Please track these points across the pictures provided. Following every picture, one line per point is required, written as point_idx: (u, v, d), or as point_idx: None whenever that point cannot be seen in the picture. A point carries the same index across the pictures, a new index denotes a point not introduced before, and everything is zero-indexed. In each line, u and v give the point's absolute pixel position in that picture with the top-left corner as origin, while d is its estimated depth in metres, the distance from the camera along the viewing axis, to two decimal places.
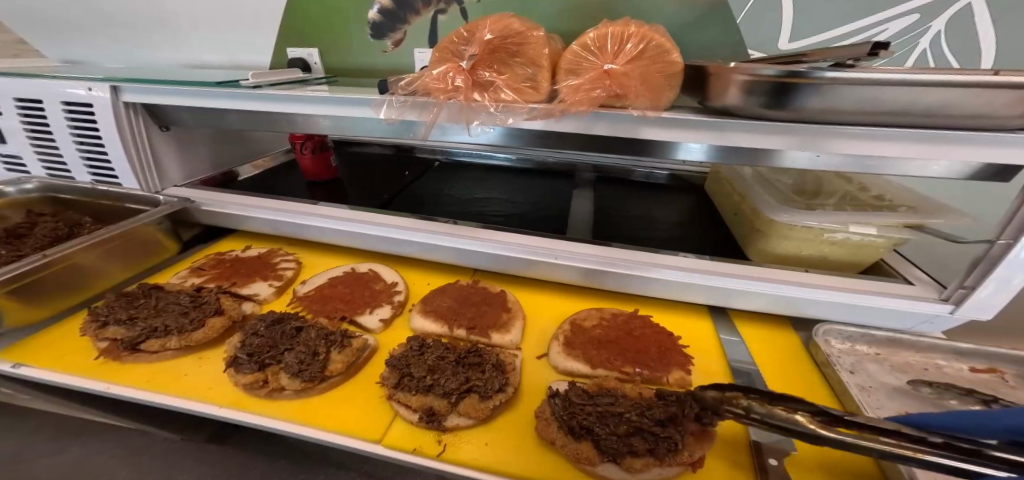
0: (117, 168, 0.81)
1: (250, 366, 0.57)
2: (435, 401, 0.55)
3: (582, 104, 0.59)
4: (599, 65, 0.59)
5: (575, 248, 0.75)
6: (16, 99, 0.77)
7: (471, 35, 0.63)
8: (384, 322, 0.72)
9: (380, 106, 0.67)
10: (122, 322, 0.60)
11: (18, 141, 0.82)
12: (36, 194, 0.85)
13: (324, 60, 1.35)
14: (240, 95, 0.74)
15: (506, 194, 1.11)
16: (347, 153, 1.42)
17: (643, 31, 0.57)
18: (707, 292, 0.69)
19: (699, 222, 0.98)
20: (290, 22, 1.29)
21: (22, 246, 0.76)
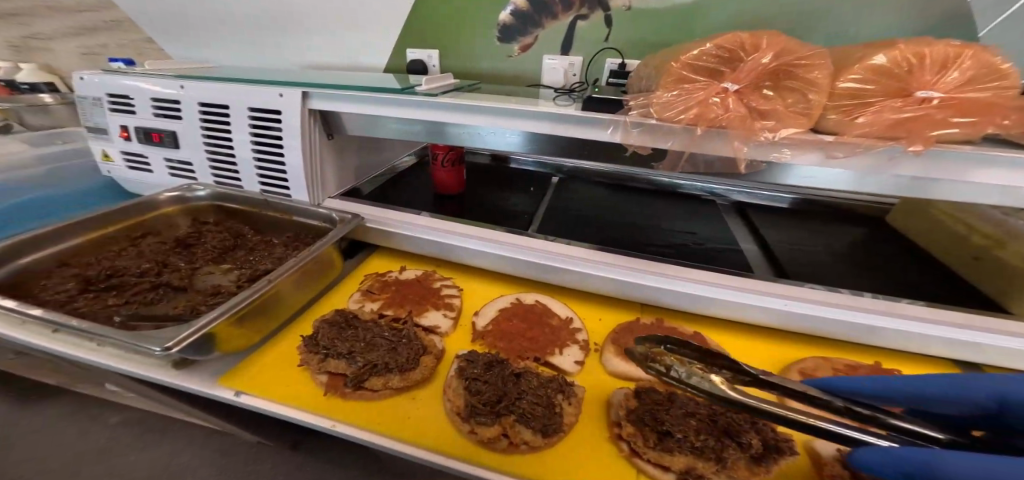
0: (290, 176, 0.81)
1: (487, 417, 0.52)
2: (700, 463, 0.48)
3: (921, 144, 0.46)
4: (912, 94, 0.46)
5: (789, 288, 0.68)
6: (203, 104, 0.80)
7: (738, 52, 0.50)
8: (580, 362, 0.66)
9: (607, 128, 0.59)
10: (341, 356, 0.58)
11: (192, 147, 0.84)
12: (205, 201, 0.86)
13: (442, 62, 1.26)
14: (425, 105, 0.72)
15: (650, 219, 1.00)
16: None
17: (970, 54, 0.44)
18: (963, 347, 0.62)
19: (885, 253, 0.85)
20: (414, 23, 1.22)
21: (195, 257, 0.79)
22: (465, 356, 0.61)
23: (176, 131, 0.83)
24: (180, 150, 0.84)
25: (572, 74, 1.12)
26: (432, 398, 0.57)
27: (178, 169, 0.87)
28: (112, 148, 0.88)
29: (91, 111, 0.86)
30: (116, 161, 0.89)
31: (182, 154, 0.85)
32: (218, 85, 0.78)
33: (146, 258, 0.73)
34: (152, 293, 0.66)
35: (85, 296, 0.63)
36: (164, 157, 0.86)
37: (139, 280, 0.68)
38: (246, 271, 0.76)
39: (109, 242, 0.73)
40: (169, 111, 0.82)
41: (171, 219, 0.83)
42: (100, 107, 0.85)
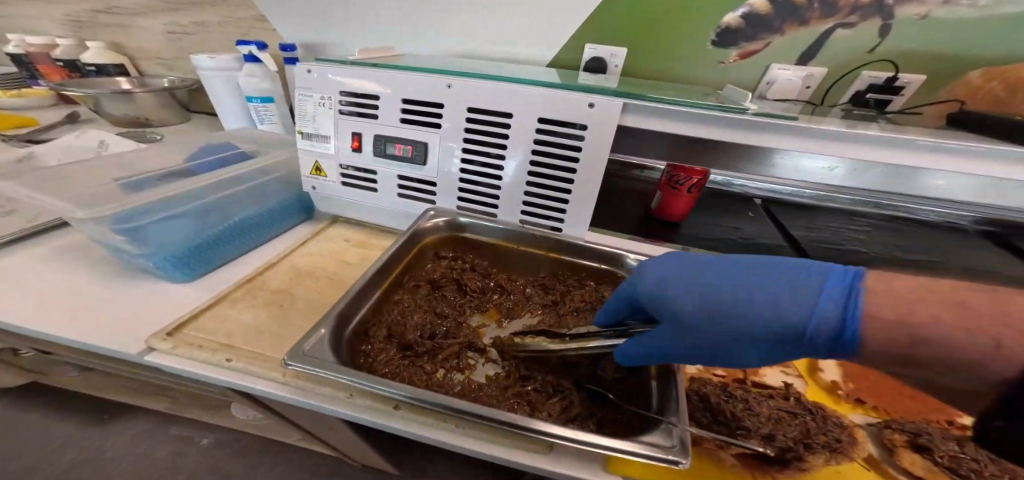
0: (571, 205, 0.66)
1: None
2: None
3: None
4: None
5: None
6: (472, 111, 0.62)
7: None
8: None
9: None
10: (760, 437, 0.50)
11: (444, 164, 0.66)
12: (442, 232, 0.70)
13: (630, 63, 1.05)
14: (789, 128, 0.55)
15: (936, 255, 0.83)
16: (625, 180, 1.12)
17: None
18: None
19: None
20: (598, 17, 1.00)
21: (458, 304, 0.66)
22: (904, 426, 0.52)
23: (428, 143, 0.65)
24: (426, 168, 0.66)
25: (806, 86, 0.96)
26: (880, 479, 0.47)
27: (412, 189, 0.70)
28: (329, 162, 0.70)
29: (316, 113, 0.67)
30: (329, 177, 0.72)
31: (428, 173, 0.67)
32: (498, 87, 0.60)
33: (426, 310, 0.62)
34: (461, 357, 0.58)
35: (418, 369, 0.54)
36: (401, 174, 0.68)
37: (452, 342, 0.58)
38: (530, 321, 0.65)
39: (393, 289, 0.61)
40: (425, 118, 0.63)
41: (420, 253, 0.68)
42: (327, 108, 0.66)
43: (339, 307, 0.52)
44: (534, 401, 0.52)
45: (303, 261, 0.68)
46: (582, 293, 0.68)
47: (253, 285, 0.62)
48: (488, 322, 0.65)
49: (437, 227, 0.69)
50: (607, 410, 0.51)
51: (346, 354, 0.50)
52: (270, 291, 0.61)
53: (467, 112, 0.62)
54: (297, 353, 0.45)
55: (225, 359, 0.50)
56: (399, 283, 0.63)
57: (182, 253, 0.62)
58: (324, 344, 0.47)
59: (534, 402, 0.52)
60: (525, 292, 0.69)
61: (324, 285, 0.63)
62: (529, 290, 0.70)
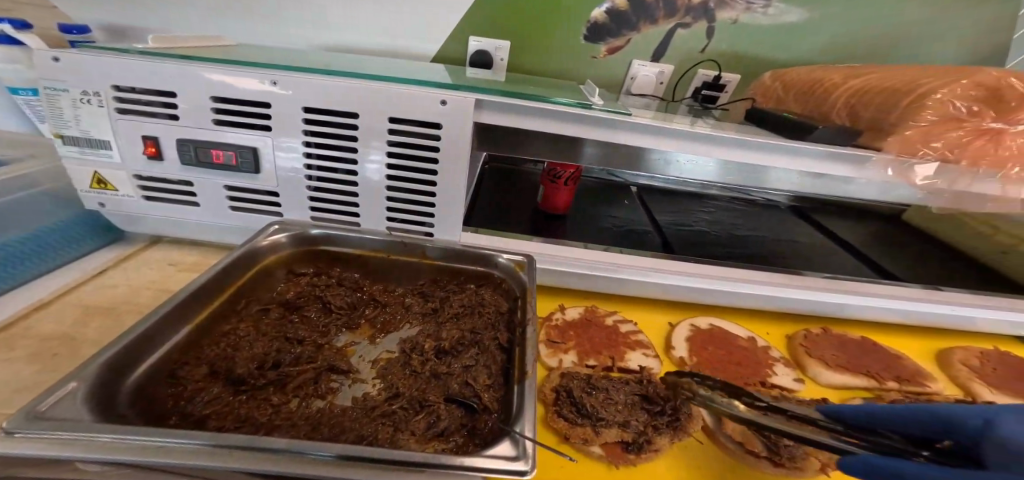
0: (436, 208, 0.63)
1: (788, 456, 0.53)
2: None
3: None
4: None
5: (964, 297, 0.75)
6: (309, 111, 0.54)
7: (999, 91, 0.54)
8: (798, 379, 0.66)
9: (862, 163, 0.56)
10: (617, 424, 0.54)
11: (286, 171, 0.58)
12: (290, 248, 0.62)
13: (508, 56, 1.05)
14: (627, 125, 0.58)
15: (760, 231, 0.96)
16: (510, 176, 1.12)
17: None
18: None
19: (924, 247, 0.96)
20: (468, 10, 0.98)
21: (314, 325, 0.58)
22: None
23: (259, 148, 0.56)
24: (261, 177, 0.58)
25: (659, 82, 1.04)
26: (710, 448, 0.56)
27: (257, 202, 0.61)
28: (117, 172, 0.57)
29: (77, 111, 0.53)
30: (120, 191, 0.58)
31: (266, 182, 0.59)
32: (333, 83, 0.53)
33: (269, 336, 0.53)
34: (320, 381, 0.51)
35: (251, 407, 0.45)
36: (231, 184, 0.59)
37: (300, 369, 0.51)
38: (406, 334, 0.61)
39: (220, 319, 0.52)
40: (252, 120, 0.54)
41: (268, 274, 0.60)
42: (93, 105, 0.52)
43: (114, 349, 0.40)
44: (398, 425, 0.48)
45: (96, 298, 0.54)
46: (456, 296, 0.65)
47: (7, 335, 0.47)
48: (358, 340, 0.59)
49: (279, 244, 0.61)
50: (473, 419, 0.50)
51: (126, 407, 0.39)
52: (39, 338, 0.47)
53: (303, 113, 0.54)
54: (26, 418, 0.33)
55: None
56: (231, 310, 0.53)
57: None
58: (80, 402, 0.36)
59: (399, 425, 0.48)
60: (403, 302, 0.64)
61: (124, 321, 0.51)
62: (409, 299, 0.65)
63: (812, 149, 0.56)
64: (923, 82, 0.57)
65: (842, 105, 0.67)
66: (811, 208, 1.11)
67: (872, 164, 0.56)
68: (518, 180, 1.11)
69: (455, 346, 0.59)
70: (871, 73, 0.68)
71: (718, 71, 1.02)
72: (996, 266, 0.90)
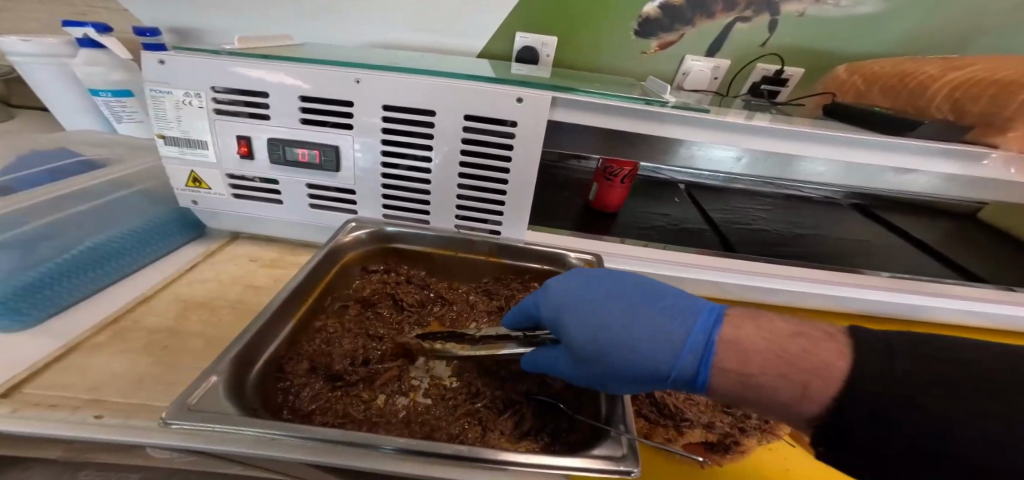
0: (507, 206, 0.63)
1: None
2: None
3: None
4: None
5: None
6: (388, 109, 0.54)
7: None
8: None
9: (965, 161, 0.54)
10: (700, 425, 0.53)
11: (364, 170, 0.58)
12: (367, 244, 0.62)
13: (557, 53, 1.04)
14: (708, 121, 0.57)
15: (821, 229, 0.93)
16: (557, 172, 1.12)
17: None
18: None
19: (999, 246, 0.91)
20: (521, 8, 0.97)
21: (391, 322, 0.58)
22: None
23: (341, 146, 0.56)
24: (342, 175, 0.59)
25: (713, 78, 1.02)
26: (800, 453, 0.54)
27: (330, 199, 0.61)
28: (211, 170, 0.58)
29: (180, 112, 0.54)
30: (212, 189, 0.60)
31: (345, 180, 0.59)
32: (415, 81, 0.53)
33: (353, 334, 0.53)
34: (404, 379, 0.52)
35: (347, 402, 0.47)
36: (312, 182, 0.59)
37: (386, 367, 0.51)
38: (475, 332, 0.61)
39: (309, 318, 0.52)
40: (336, 118, 0.55)
41: (344, 271, 0.60)
42: (195, 107, 0.54)
43: (237, 347, 0.41)
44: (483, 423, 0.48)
45: (191, 292, 0.57)
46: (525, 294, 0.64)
47: (121, 327, 0.50)
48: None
49: (359, 240, 0.61)
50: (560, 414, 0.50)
51: (254, 399, 0.40)
52: (147, 331, 0.50)
53: (384, 111, 0.54)
54: (180, 409, 0.35)
55: (90, 415, 0.38)
56: (319, 307, 0.54)
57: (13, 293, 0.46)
58: (220, 394, 0.37)
59: (483, 422, 0.49)
60: (469, 300, 0.64)
61: (220, 315, 0.53)
62: (472, 297, 0.64)
63: (906, 145, 0.54)
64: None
65: (943, 99, 0.65)
66: (870, 206, 1.07)
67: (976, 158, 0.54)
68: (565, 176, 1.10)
69: None
70: (972, 67, 0.67)
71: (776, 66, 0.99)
72: None
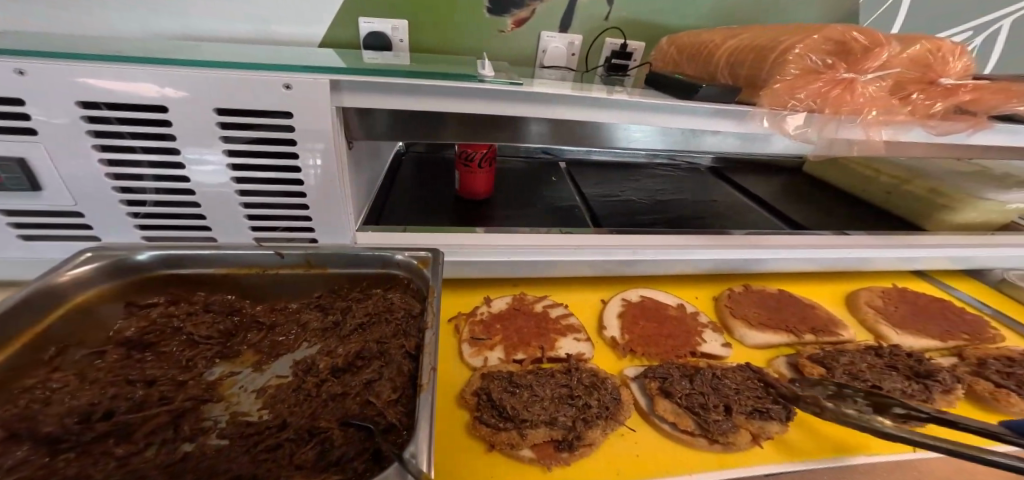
0: (313, 211, 0.55)
1: (728, 424, 0.52)
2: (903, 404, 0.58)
3: (984, 120, 0.61)
4: (944, 73, 0.58)
5: (863, 243, 0.79)
6: (82, 106, 0.43)
7: (848, 44, 0.55)
8: (726, 344, 0.66)
9: (743, 118, 0.58)
10: (543, 423, 0.50)
11: (78, 183, 0.47)
12: (104, 282, 0.50)
13: (412, 37, 0.96)
14: (515, 95, 0.53)
15: (678, 193, 0.97)
16: (427, 163, 1.05)
17: (954, 49, 0.57)
18: (947, 260, 0.83)
19: (827, 195, 1.02)
20: None
21: (169, 361, 0.48)
22: (657, 372, 0.59)
23: (29, 158, 0.44)
24: (47, 194, 0.47)
25: (572, 54, 1.01)
26: (645, 433, 0.53)
27: (45, 224, 0.50)
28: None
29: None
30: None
31: (58, 198, 0.48)
32: (103, 67, 0.41)
33: (99, 383, 0.43)
34: (177, 427, 0.42)
35: (79, 465, 0.37)
36: (18, 208, 0.48)
37: (147, 415, 0.41)
38: (304, 353, 0.53)
39: (15, 376, 0.41)
40: (4, 123, 0.42)
41: (89, 311, 0.48)
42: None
43: None
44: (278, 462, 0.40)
45: None
46: (353, 303, 0.57)
47: None
48: (239, 369, 0.50)
49: (89, 279, 0.49)
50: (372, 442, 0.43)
51: None
52: None
53: (79, 109, 0.43)
54: None
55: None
56: (38, 360, 0.43)
57: None
58: None
59: (280, 462, 0.41)
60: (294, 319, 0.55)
61: None
62: (306, 316, 0.56)
63: (693, 107, 0.56)
64: (784, 39, 0.58)
65: (725, 65, 0.67)
66: (728, 168, 1.14)
67: (753, 116, 0.58)
68: (434, 166, 1.04)
69: (355, 361, 0.51)
70: (746, 32, 0.69)
71: (623, 38, 1.00)
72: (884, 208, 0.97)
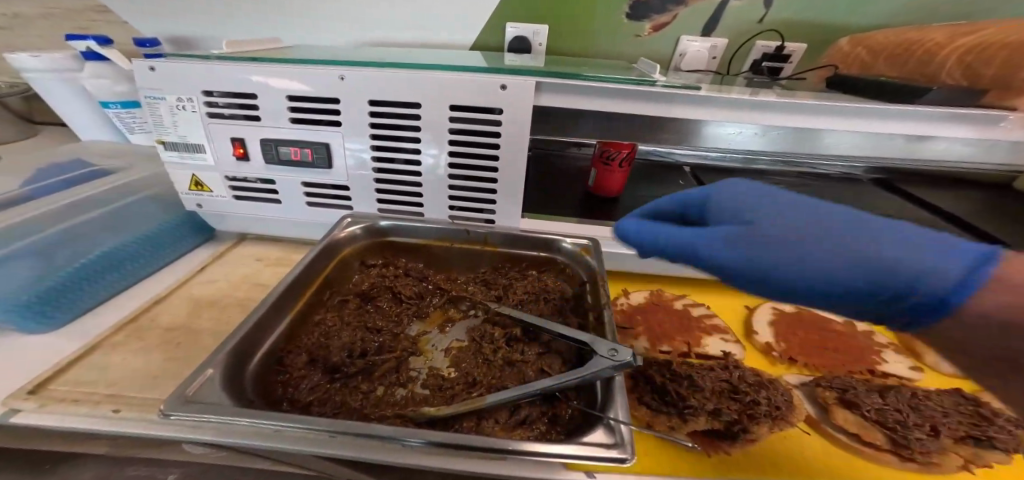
0: (500, 197, 0.63)
1: (926, 444, 0.47)
2: None
3: None
4: None
5: None
6: (372, 104, 0.55)
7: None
8: (914, 367, 0.60)
9: (984, 122, 0.51)
10: (708, 413, 0.51)
11: (356, 167, 0.59)
12: (361, 239, 0.63)
13: (548, 42, 1.04)
14: (705, 98, 0.56)
15: (833, 204, 0.91)
16: (562, 161, 1.12)
17: None
18: None
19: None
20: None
21: (387, 314, 0.58)
22: (833, 383, 0.54)
23: (330, 143, 0.57)
24: (333, 172, 0.59)
25: (712, 57, 0.99)
26: (819, 441, 0.50)
27: (327, 197, 0.62)
28: (212, 174, 0.58)
29: (175, 118, 0.54)
30: (214, 191, 0.59)
31: (337, 176, 0.60)
32: (378, 73, 0.54)
33: (354, 325, 0.54)
34: (400, 371, 0.51)
35: (346, 393, 0.46)
36: (308, 181, 0.60)
37: (388, 358, 0.51)
38: (473, 323, 0.60)
39: (311, 310, 0.53)
40: (322, 116, 0.55)
41: (345, 266, 0.61)
42: (189, 111, 0.54)
43: (233, 340, 0.42)
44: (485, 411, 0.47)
45: (197, 292, 0.58)
46: (519, 282, 0.64)
47: (137, 326, 0.51)
48: (429, 330, 0.59)
49: (353, 236, 0.62)
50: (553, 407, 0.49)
51: (251, 392, 0.41)
52: (163, 329, 0.51)
53: (370, 105, 0.55)
54: (178, 401, 0.35)
55: (110, 410, 0.40)
56: (319, 301, 0.55)
57: (36, 297, 0.48)
58: (218, 385, 0.38)
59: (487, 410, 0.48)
60: (467, 291, 0.63)
61: (226, 314, 0.54)
62: (471, 287, 0.64)
63: (915, 111, 0.52)
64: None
65: (952, 64, 0.58)
66: (893, 179, 1.03)
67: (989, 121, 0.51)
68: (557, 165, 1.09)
69: (525, 334, 0.57)
70: (988, 27, 0.58)
71: (779, 41, 0.95)
72: None
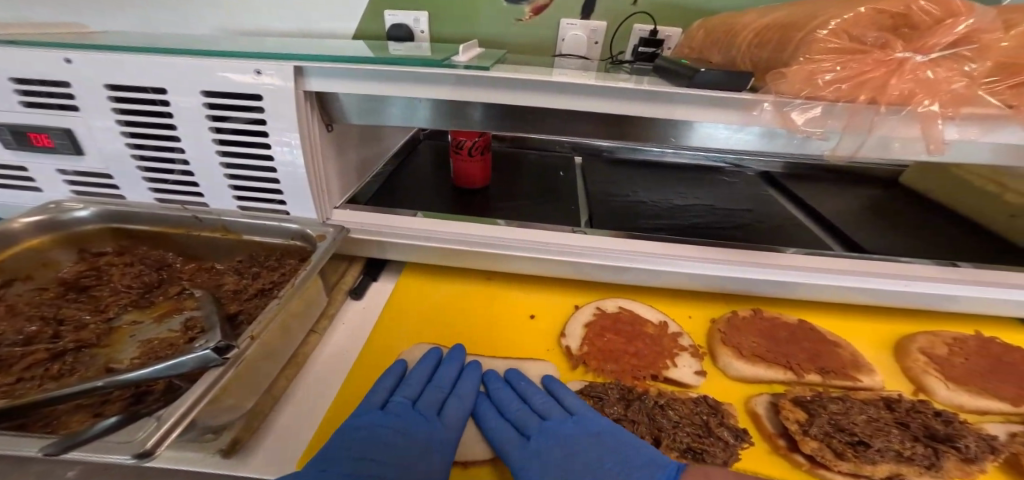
0: (285, 188, 0.60)
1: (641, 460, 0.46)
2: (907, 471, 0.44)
3: None
4: None
5: (941, 277, 0.61)
6: (108, 88, 0.53)
7: (908, 16, 0.43)
8: (701, 372, 0.57)
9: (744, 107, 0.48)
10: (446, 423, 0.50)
11: (108, 153, 0.58)
12: (91, 224, 0.62)
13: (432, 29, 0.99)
14: (472, 79, 0.53)
15: (706, 199, 0.86)
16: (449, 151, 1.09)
17: None
18: None
19: (918, 216, 0.82)
20: None
21: (93, 301, 0.56)
22: (593, 391, 0.55)
23: (72, 129, 0.56)
24: (86, 158, 0.58)
25: (594, 42, 0.95)
26: None
27: (93, 185, 0.62)
28: None
29: None
30: None
31: (92, 163, 0.59)
32: (116, 55, 0.51)
33: (21, 316, 0.51)
34: (53, 362, 0.47)
35: None
36: (62, 169, 0.60)
37: (24, 351, 0.47)
38: (195, 313, 0.55)
39: None
40: (57, 100, 0.54)
41: (40, 255, 0.59)
42: None
43: None
44: (88, 404, 0.42)
45: None
46: (269, 274, 0.60)
47: None
48: (142, 319, 0.54)
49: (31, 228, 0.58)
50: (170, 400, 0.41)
51: None
52: None
53: (107, 90, 0.53)
54: None
55: None
56: None
57: None
58: None
59: (93, 404, 0.42)
60: (207, 281, 0.60)
61: None
62: (226, 277, 0.60)
63: (686, 95, 0.49)
64: (821, 15, 0.47)
65: (747, 49, 0.57)
66: (787, 174, 0.98)
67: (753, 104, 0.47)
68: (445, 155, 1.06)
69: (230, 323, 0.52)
70: (787, 7, 0.57)
71: (654, 24, 0.91)
72: (997, 235, 0.76)
